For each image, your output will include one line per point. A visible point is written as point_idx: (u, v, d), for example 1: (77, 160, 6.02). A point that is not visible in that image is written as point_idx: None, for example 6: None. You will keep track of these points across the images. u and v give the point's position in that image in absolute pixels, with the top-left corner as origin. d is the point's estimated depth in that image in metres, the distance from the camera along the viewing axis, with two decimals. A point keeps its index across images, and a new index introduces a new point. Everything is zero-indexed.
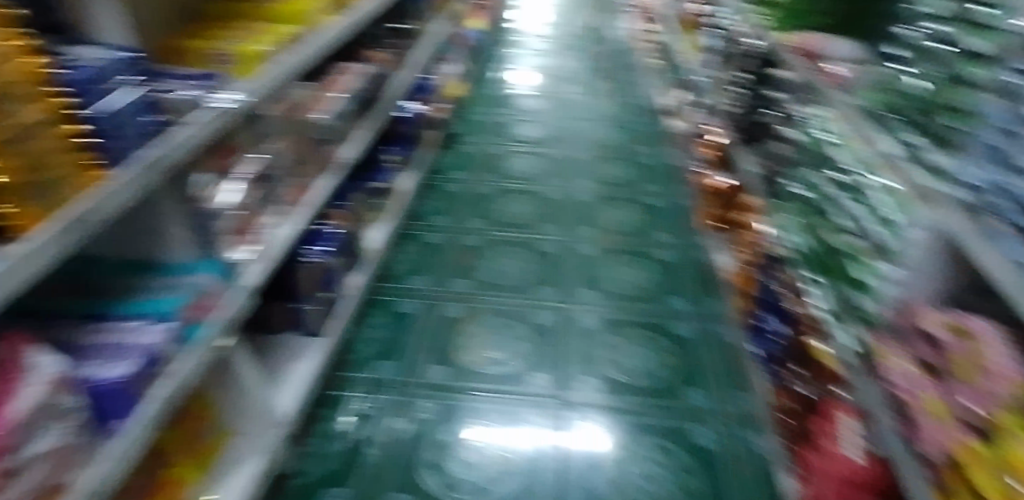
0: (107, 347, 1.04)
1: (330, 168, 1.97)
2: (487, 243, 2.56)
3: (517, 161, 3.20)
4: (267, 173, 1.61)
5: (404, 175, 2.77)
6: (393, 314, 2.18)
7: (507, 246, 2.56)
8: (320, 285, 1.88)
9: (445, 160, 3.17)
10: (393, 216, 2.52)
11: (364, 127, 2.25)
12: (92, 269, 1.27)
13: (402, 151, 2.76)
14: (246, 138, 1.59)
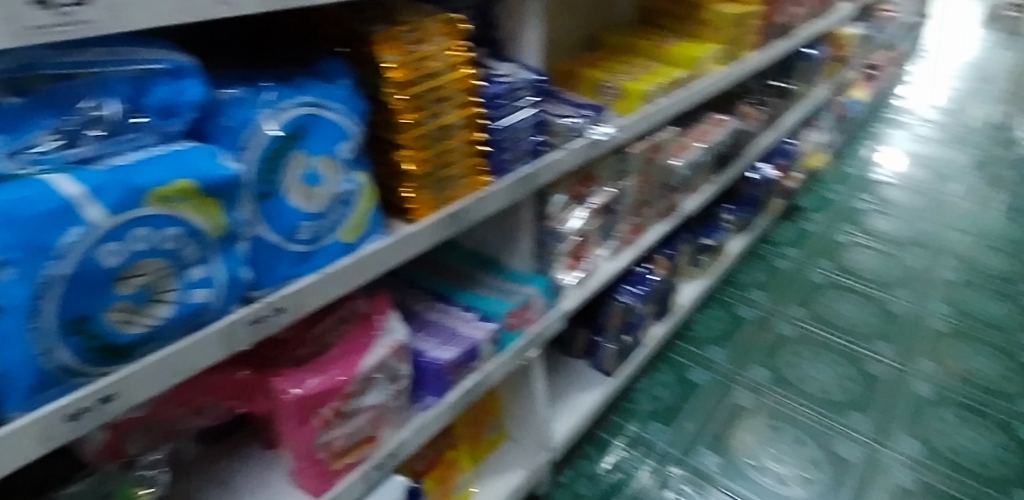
0: (433, 348, 1.31)
1: (567, 152, 1.57)
2: (781, 372, 2.43)
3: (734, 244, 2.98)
4: (523, 172, 1.38)
5: (664, 215, 2.50)
6: (647, 406, 2.28)
7: (809, 383, 2.38)
8: (550, 317, 1.66)
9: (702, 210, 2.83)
10: (624, 255, 2.17)
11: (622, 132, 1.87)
12: (426, 292, 1.52)
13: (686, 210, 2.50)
14: (510, 124, 1.31)
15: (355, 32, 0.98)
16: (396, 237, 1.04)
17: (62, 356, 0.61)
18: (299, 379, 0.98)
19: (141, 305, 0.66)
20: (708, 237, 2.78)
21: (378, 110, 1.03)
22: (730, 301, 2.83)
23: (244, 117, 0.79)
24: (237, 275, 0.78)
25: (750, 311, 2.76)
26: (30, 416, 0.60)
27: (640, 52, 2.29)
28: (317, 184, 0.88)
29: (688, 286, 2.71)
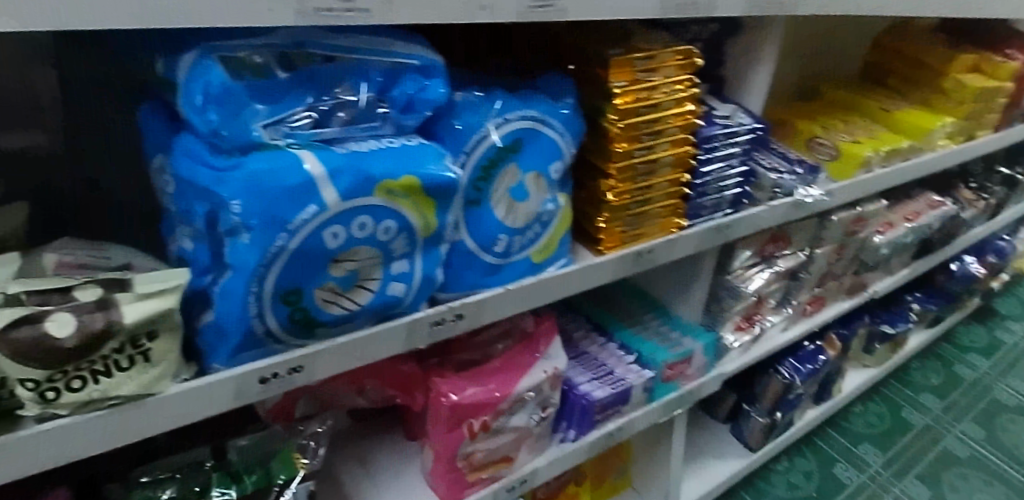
0: (589, 384, 1.25)
1: (771, 210, 1.43)
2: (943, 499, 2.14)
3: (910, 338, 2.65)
4: (718, 221, 1.28)
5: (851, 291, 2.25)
6: (783, 489, 2.09)
7: None
8: (706, 377, 1.56)
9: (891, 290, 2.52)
10: (795, 326, 1.99)
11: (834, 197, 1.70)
12: (585, 319, 1.46)
13: (870, 289, 2.24)
14: (718, 168, 1.22)
15: (587, 50, 0.94)
16: (581, 266, 1.00)
17: (269, 321, 0.63)
18: (459, 386, 0.97)
19: (346, 288, 0.67)
20: (892, 326, 2.44)
21: (593, 133, 0.98)
22: (897, 400, 2.51)
23: (473, 122, 0.78)
24: (431, 275, 0.77)
25: (918, 416, 2.44)
26: (229, 372, 0.63)
27: (862, 111, 2.02)
28: (523, 200, 0.85)
29: (851, 376, 2.45)
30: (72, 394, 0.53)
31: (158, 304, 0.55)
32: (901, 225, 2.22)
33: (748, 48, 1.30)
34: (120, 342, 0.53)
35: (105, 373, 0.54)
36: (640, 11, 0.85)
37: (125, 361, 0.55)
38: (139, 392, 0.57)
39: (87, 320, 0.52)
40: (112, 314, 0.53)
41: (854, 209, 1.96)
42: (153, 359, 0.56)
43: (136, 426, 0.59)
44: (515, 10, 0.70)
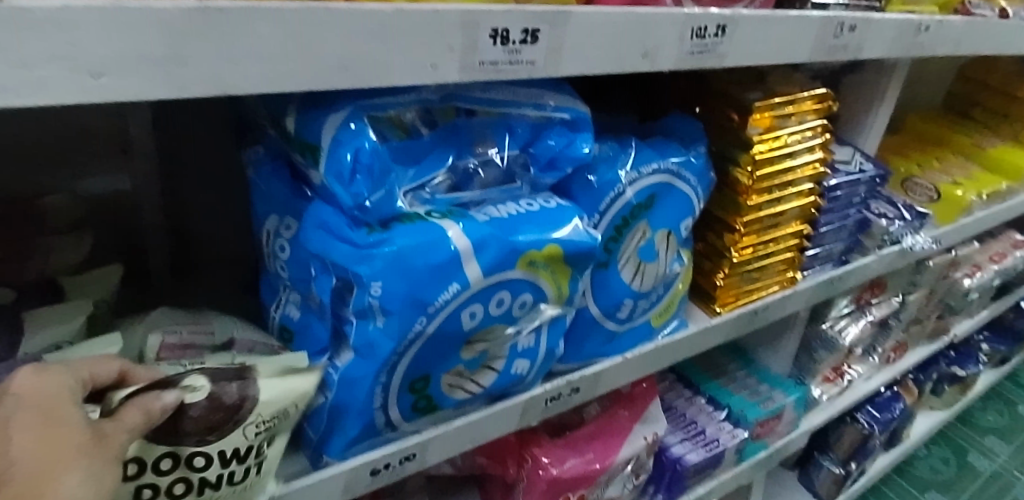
0: (681, 445, 1.10)
1: (884, 262, 1.21)
2: None
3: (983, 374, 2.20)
4: (822, 283, 1.10)
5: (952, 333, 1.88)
6: None
7: None
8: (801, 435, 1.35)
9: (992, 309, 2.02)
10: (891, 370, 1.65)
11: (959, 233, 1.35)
12: (666, 370, 1.27)
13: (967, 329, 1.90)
14: (826, 219, 1.04)
15: (719, 93, 0.85)
16: (698, 329, 0.90)
17: (392, 412, 0.58)
18: (559, 457, 0.86)
19: (472, 371, 0.61)
20: (962, 368, 1.96)
21: (720, 183, 0.89)
22: (961, 442, 2.07)
23: (609, 177, 0.69)
24: (556, 349, 0.67)
25: (987, 463, 2.01)
26: (343, 466, 0.59)
27: (951, 147, 1.52)
28: (652, 261, 0.75)
29: (919, 418, 1.99)
30: (171, 499, 0.48)
31: (293, 392, 0.52)
32: (990, 268, 1.78)
33: (869, 87, 1.08)
34: (251, 427, 0.50)
35: (223, 464, 0.49)
36: (792, 55, 0.73)
37: (246, 452, 0.50)
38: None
39: (218, 399, 0.48)
40: (245, 399, 0.49)
41: (948, 254, 1.59)
42: (265, 469, 0.53)
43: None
44: (676, 57, 0.61)
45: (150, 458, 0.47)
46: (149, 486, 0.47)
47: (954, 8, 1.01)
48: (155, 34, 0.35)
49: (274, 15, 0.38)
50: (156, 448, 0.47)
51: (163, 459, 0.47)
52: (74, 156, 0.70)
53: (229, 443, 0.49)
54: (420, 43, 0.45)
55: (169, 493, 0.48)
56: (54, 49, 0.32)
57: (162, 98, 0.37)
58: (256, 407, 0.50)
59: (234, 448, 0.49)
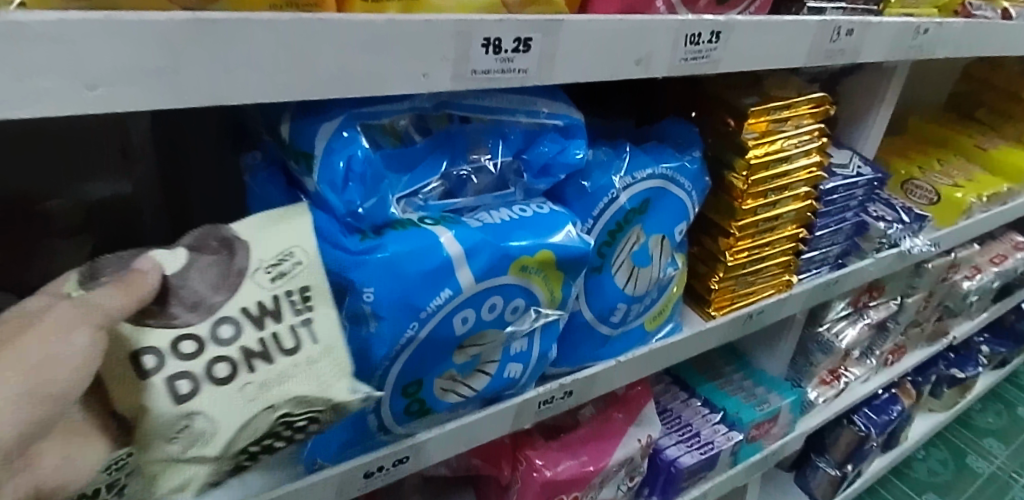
0: (676, 448, 1.10)
1: (885, 264, 1.21)
2: None
3: (984, 377, 2.20)
4: (819, 286, 1.09)
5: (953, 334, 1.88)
6: None
7: None
8: (797, 437, 1.35)
9: (993, 311, 2.02)
10: (888, 372, 1.66)
11: (959, 235, 1.35)
12: (662, 372, 1.28)
13: (966, 331, 1.90)
14: (825, 223, 1.04)
15: (715, 98, 0.86)
16: (692, 332, 0.90)
17: (384, 415, 0.59)
18: (552, 459, 0.87)
19: (465, 375, 0.61)
20: (961, 370, 1.96)
21: (716, 187, 0.89)
22: (959, 444, 2.07)
23: (603, 182, 0.69)
24: (548, 352, 0.68)
25: (984, 464, 2.01)
26: (336, 468, 0.60)
27: (953, 149, 1.52)
28: (646, 265, 0.76)
29: (917, 420, 1.99)
30: (224, 384, 0.44)
31: (289, 232, 0.48)
32: (990, 270, 1.78)
33: (868, 90, 1.07)
34: (261, 274, 0.47)
35: (257, 322, 0.46)
36: (786, 59, 0.73)
37: (275, 304, 0.46)
38: (316, 389, 0.46)
39: (208, 258, 0.46)
40: (237, 249, 0.47)
41: (947, 257, 1.59)
42: (320, 336, 0.48)
43: (326, 400, 0.47)
44: (670, 64, 0.62)
45: (167, 347, 0.43)
46: (189, 376, 0.43)
47: (954, 12, 1.00)
48: (153, 45, 0.35)
49: (267, 25, 0.39)
50: (168, 331, 0.43)
51: (183, 341, 0.43)
52: (75, 157, 0.69)
53: (248, 296, 0.46)
54: (413, 54, 0.46)
55: (215, 377, 0.44)
56: (54, 62, 0.33)
57: (156, 107, 0.37)
58: (253, 254, 0.47)
59: (258, 301, 0.46)
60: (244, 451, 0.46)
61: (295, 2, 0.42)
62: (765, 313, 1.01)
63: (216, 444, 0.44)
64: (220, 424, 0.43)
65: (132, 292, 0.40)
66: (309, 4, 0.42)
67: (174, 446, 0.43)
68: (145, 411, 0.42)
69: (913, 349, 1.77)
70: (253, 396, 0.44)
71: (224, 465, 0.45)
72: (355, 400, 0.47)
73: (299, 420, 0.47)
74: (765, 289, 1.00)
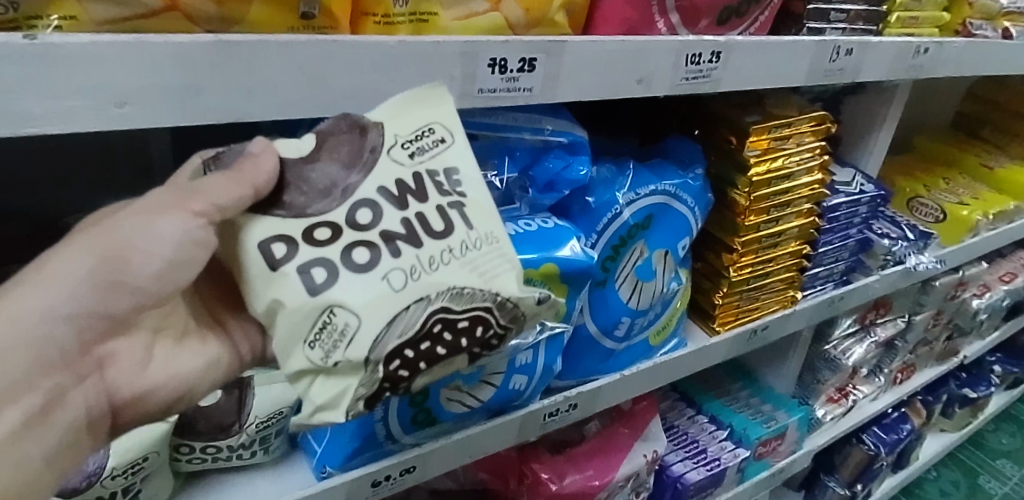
0: (682, 464, 1.10)
1: (890, 282, 1.21)
2: None
3: (997, 397, 2.18)
4: (825, 302, 1.10)
5: (963, 353, 1.86)
6: None
7: None
8: (805, 454, 1.35)
9: (1003, 330, 2.01)
10: (897, 390, 1.65)
11: (966, 253, 1.36)
12: (669, 389, 1.28)
13: (976, 351, 1.89)
14: (828, 240, 1.04)
15: (717, 116, 0.87)
16: (697, 347, 0.91)
17: (392, 425, 0.63)
18: (558, 473, 0.87)
19: (470, 386, 0.64)
20: (974, 390, 1.94)
21: (719, 204, 0.91)
22: (972, 465, 2.05)
23: (607, 197, 0.71)
24: (553, 365, 0.69)
25: (997, 486, 1.99)
26: (342, 477, 0.62)
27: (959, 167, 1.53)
28: (650, 279, 0.77)
29: (928, 440, 1.97)
30: (361, 272, 0.40)
31: (427, 107, 0.45)
32: (999, 288, 1.77)
33: (871, 108, 1.08)
34: (398, 149, 0.43)
35: (399, 202, 0.42)
36: (786, 78, 0.75)
37: (418, 182, 0.43)
38: (474, 278, 0.42)
39: (340, 139, 0.43)
40: (371, 128, 0.43)
41: (955, 274, 1.58)
42: (474, 223, 0.43)
43: (490, 293, 0.42)
44: (671, 83, 0.63)
45: (300, 236, 0.40)
46: (325, 262, 0.40)
47: (955, 31, 1.02)
48: (177, 66, 0.38)
49: (286, 47, 0.41)
50: (300, 221, 0.41)
51: (317, 229, 0.41)
52: (103, 177, 0.71)
53: (386, 175, 0.42)
54: (420, 74, 0.48)
55: (354, 265, 0.40)
56: (84, 81, 0.35)
57: (176, 124, 0.39)
58: (387, 131, 0.43)
59: (398, 179, 0.42)
60: (398, 359, 0.40)
61: (312, 25, 0.43)
62: (769, 329, 1.02)
63: (359, 343, 0.38)
64: (362, 316, 0.39)
65: (240, 178, 0.40)
66: (325, 26, 0.43)
67: (316, 349, 0.39)
68: (280, 304, 0.39)
69: (923, 367, 1.76)
70: (400, 286, 0.40)
71: (377, 374, 0.39)
72: (529, 296, 0.43)
73: (462, 321, 0.41)
74: (769, 305, 1.01)
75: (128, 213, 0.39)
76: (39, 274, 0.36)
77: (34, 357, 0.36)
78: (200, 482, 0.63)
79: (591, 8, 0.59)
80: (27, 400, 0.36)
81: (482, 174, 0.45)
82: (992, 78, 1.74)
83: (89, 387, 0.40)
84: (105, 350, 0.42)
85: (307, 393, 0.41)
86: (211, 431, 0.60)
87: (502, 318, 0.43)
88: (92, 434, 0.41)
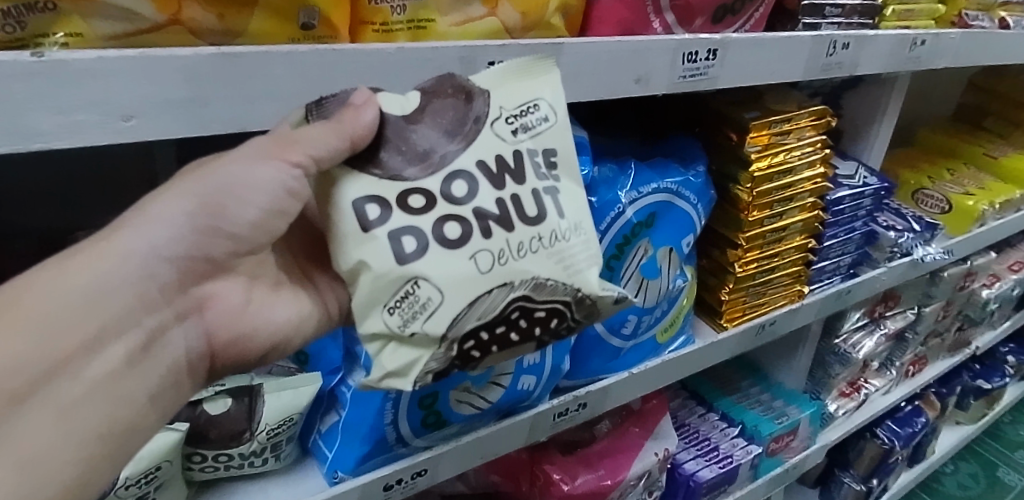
0: (694, 462, 1.10)
1: (897, 276, 1.21)
2: None
3: (1012, 389, 2.16)
4: (831, 294, 1.09)
5: (976, 344, 1.85)
6: None
7: None
8: (821, 448, 1.34)
9: (1016, 321, 1.99)
10: (909, 383, 1.64)
11: (976, 241, 1.35)
12: (679, 388, 1.27)
13: (987, 343, 1.88)
14: (834, 232, 1.04)
15: (717, 115, 0.88)
16: (704, 344, 0.91)
17: (401, 427, 0.63)
18: (571, 473, 0.87)
19: (478, 387, 0.65)
20: (988, 381, 1.93)
21: (722, 200, 0.91)
22: (990, 458, 2.03)
23: (609, 197, 0.71)
24: (561, 365, 0.70)
25: (1017, 478, 1.97)
26: (354, 482, 0.63)
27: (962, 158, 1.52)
28: (655, 277, 0.77)
29: (943, 433, 1.96)
30: (452, 250, 0.41)
31: (532, 84, 0.46)
32: (1009, 278, 1.76)
33: (871, 102, 1.08)
34: (500, 123, 0.44)
35: (495, 180, 0.43)
36: (785, 74, 0.75)
37: (517, 161, 0.44)
38: (557, 273, 0.43)
39: (444, 103, 0.44)
40: (476, 96, 0.44)
41: (963, 265, 1.57)
42: (565, 212, 0.45)
43: (570, 289, 0.44)
44: (668, 82, 0.64)
45: (394, 199, 0.41)
46: (416, 231, 0.41)
47: (951, 22, 1.01)
48: (182, 79, 0.38)
49: (285, 56, 0.42)
50: (395, 184, 0.41)
51: (411, 195, 0.41)
52: (111, 193, 0.72)
53: (486, 148, 0.43)
54: (448, 58, 0.49)
55: (445, 239, 0.41)
56: (91, 98, 0.36)
57: (185, 135, 0.40)
58: (492, 102, 0.44)
59: (497, 154, 0.43)
60: (472, 339, 0.42)
61: (312, 35, 0.44)
62: (779, 322, 1.01)
63: (440, 318, 0.40)
64: (446, 295, 0.40)
65: (341, 129, 0.40)
66: (325, 35, 0.44)
67: (395, 316, 0.41)
68: (366, 266, 0.40)
69: (935, 358, 1.75)
70: (487, 268, 0.41)
71: (450, 352, 0.42)
72: (606, 296, 0.45)
73: (540, 310, 0.43)
74: (776, 299, 1.01)
75: (227, 162, 0.41)
76: (139, 217, 0.40)
77: (134, 297, 0.40)
78: (215, 490, 0.64)
79: (587, 10, 0.60)
80: (131, 335, 0.40)
81: (574, 159, 0.47)
82: (992, 70, 1.74)
83: (189, 326, 0.44)
84: (204, 292, 0.45)
85: (379, 356, 0.43)
86: (222, 439, 0.61)
87: (577, 313, 0.45)
88: (192, 375, 0.45)
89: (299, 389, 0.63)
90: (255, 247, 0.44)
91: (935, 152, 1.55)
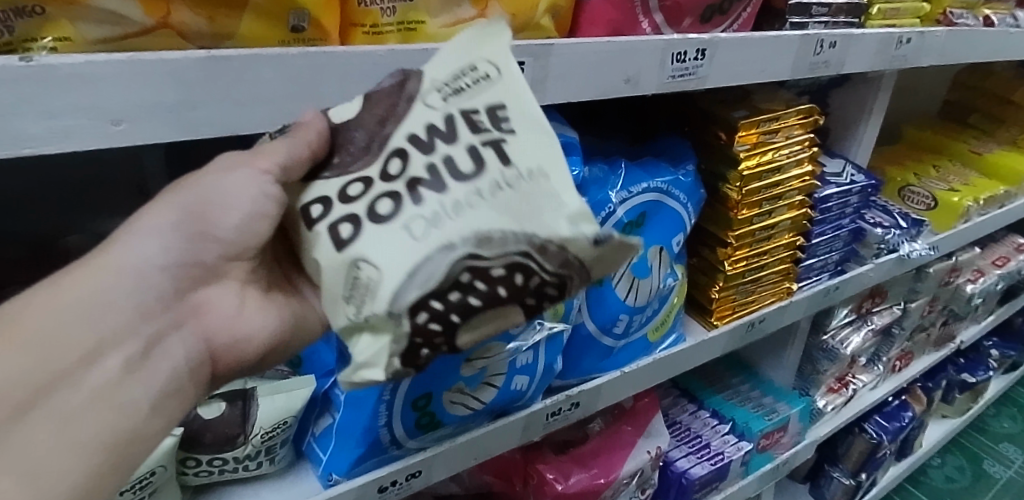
0: (686, 459, 1.11)
1: (886, 274, 1.22)
2: None
3: (997, 382, 2.19)
4: (820, 290, 1.10)
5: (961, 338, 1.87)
6: None
7: None
8: (810, 443, 1.35)
9: (1000, 314, 2.02)
10: (896, 378, 1.65)
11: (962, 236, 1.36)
12: (669, 386, 1.28)
13: (972, 338, 1.90)
14: (822, 230, 1.05)
15: (705, 113, 0.88)
16: (695, 342, 0.92)
17: (396, 429, 0.63)
18: (563, 473, 0.88)
19: (472, 388, 0.65)
20: (972, 374, 1.95)
21: (711, 199, 0.92)
22: (975, 451, 2.06)
23: (600, 197, 0.72)
24: (554, 365, 0.70)
25: (1002, 470, 2.00)
26: (349, 483, 0.63)
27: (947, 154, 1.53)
28: (646, 276, 0.77)
29: (930, 427, 1.98)
30: (381, 223, 0.37)
31: (468, 45, 0.41)
32: (993, 273, 1.78)
33: (857, 100, 1.09)
34: (433, 95, 0.40)
35: (426, 147, 0.39)
36: (773, 73, 0.76)
37: (450, 124, 0.39)
38: (507, 222, 0.36)
39: (383, 94, 0.43)
40: (410, 79, 0.42)
41: (948, 260, 1.59)
42: (511, 157, 0.38)
43: (523, 236, 0.36)
44: (658, 81, 0.64)
45: (335, 195, 0.40)
46: (352, 217, 0.38)
47: (936, 20, 1.02)
48: (172, 83, 0.38)
49: (276, 59, 0.42)
50: (340, 181, 0.41)
51: (351, 186, 0.40)
52: (98, 197, 0.71)
53: (418, 121, 0.40)
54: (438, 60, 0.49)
55: (377, 216, 0.38)
56: (78, 102, 0.36)
57: (174, 139, 0.40)
58: (425, 80, 0.41)
59: (429, 123, 0.39)
60: (425, 312, 0.36)
61: (302, 37, 0.44)
62: (768, 320, 1.02)
63: (380, 294, 0.36)
64: (384, 270, 0.36)
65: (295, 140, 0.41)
66: (315, 37, 0.44)
67: (350, 305, 0.38)
68: (317, 262, 0.39)
69: (922, 353, 1.76)
70: (419, 231, 0.36)
71: (405, 329, 0.37)
72: (574, 234, 0.36)
73: (493, 267, 0.36)
74: (765, 296, 1.01)
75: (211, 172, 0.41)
76: None
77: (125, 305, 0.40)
78: (210, 493, 0.63)
79: (576, 11, 0.60)
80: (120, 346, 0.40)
81: (528, 99, 0.40)
82: (976, 68, 1.76)
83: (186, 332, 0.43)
84: (200, 298, 0.44)
85: (355, 348, 0.39)
86: (217, 443, 0.60)
87: (547, 263, 0.37)
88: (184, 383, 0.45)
89: (293, 392, 0.63)
90: (243, 254, 0.44)
91: (921, 149, 1.56)
